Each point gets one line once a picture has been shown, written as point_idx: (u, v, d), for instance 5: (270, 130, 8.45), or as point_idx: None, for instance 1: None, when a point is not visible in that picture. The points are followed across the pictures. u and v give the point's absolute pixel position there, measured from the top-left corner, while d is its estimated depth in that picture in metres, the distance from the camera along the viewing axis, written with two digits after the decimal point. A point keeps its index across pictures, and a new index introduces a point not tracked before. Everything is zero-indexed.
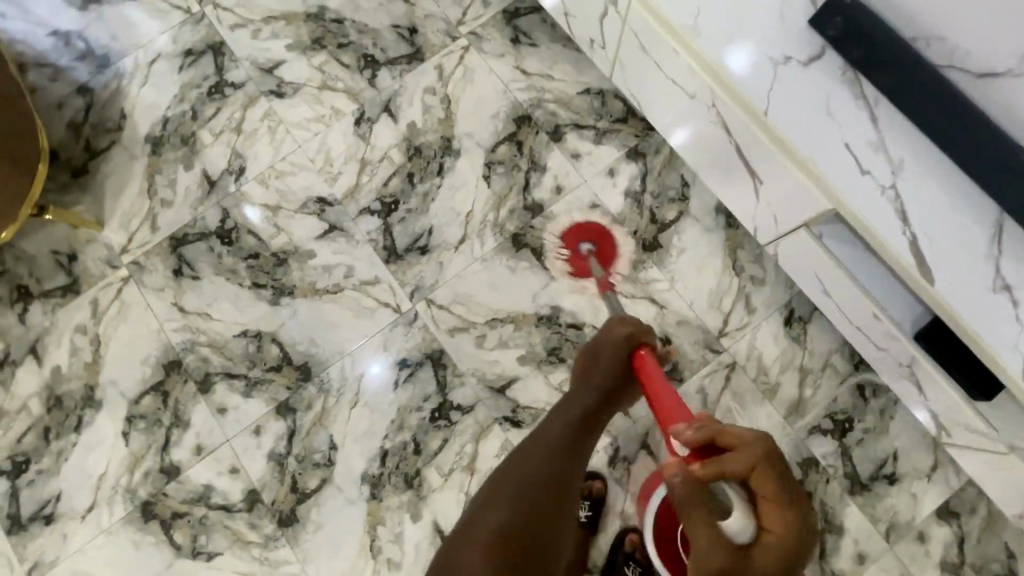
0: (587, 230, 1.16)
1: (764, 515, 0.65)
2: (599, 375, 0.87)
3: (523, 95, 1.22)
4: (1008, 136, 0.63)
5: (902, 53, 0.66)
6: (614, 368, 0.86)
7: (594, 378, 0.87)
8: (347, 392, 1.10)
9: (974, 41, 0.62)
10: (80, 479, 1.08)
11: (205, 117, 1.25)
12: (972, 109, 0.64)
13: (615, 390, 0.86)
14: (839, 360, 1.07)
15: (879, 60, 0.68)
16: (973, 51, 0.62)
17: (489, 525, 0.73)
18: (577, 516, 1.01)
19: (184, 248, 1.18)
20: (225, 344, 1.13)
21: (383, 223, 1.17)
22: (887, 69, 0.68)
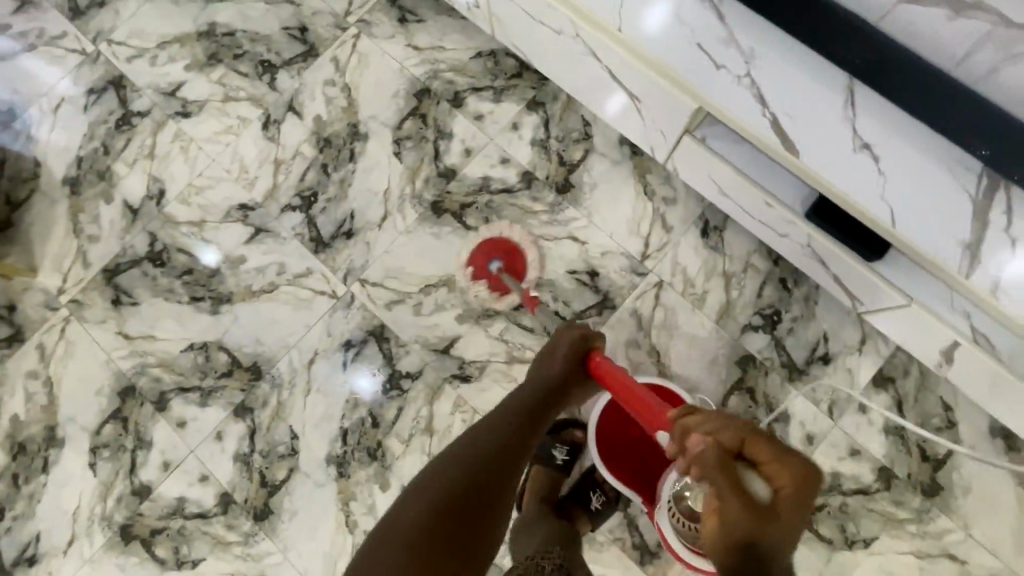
0: (502, 246, 1.15)
1: (778, 477, 0.61)
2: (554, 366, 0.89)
3: (419, 69, 1.26)
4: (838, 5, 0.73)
5: None
6: (567, 365, 0.88)
7: (552, 371, 0.89)
8: (299, 382, 1.12)
9: None
10: (56, 516, 1.10)
11: (117, 149, 1.27)
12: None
13: (567, 384, 0.88)
14: (758, 259, 1.11)
15: None
16: None
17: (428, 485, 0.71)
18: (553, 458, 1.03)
19: (118, 278, 1.20)
20: (174, 361, 1.15)
21: (306, 217, 1.20)
22: None
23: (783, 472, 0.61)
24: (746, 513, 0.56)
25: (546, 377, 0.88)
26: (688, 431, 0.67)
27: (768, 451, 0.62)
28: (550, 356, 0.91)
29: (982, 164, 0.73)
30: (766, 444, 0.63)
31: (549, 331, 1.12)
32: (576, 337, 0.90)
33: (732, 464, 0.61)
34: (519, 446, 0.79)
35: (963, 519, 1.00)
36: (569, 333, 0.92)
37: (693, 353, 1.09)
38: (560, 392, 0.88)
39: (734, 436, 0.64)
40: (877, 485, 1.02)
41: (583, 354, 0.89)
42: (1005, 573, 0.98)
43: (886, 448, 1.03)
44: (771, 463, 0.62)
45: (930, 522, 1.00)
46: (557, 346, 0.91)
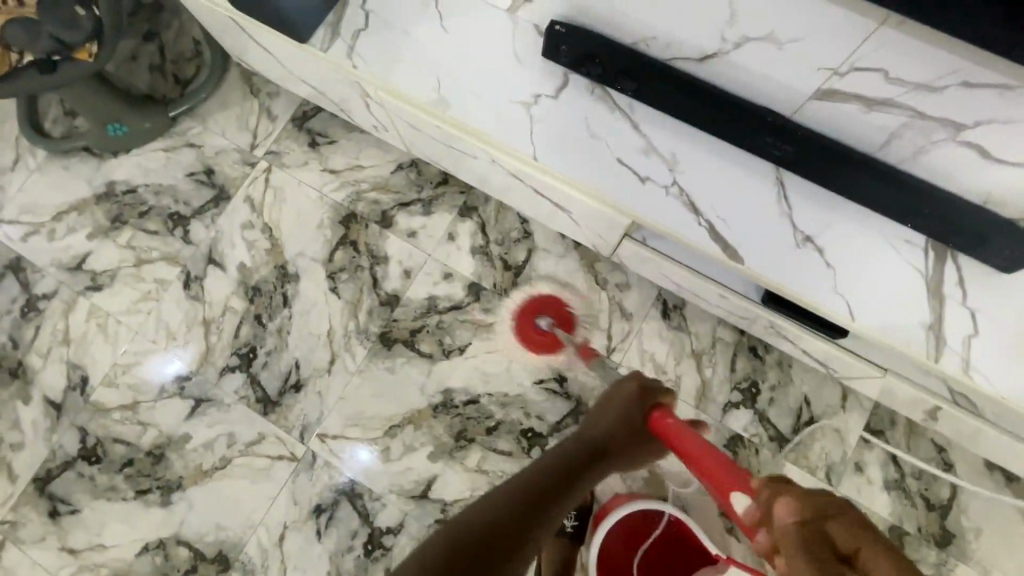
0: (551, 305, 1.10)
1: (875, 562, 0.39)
2: (610, 412, 0.87)
3: (340, 194, 1.19)
4: (756, 105, 0.69)
5: (631, 63, 0.70)
6: (626, 427, 0.84)
7: (610, 412, 0.87)
8: (273, 563, 1.03)
9: (679, 33, 0.66)
10: None
11: (27, 340, 1.16)
12: (708, 87, 0.70)
13: (616, 445, 0.84)
14: (724, 330, 1.08)
15: (616, 71, 0.72)
16: (684, 41, 0.67)
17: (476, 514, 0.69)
18: (563, 526, 0.99)
19: (51, 485, 1.09)
20: (130, 568, 1.04)
21: (248, 376, 1.12)
22: (626, 78, 0.72)
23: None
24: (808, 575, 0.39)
25: (611, 418, 0.86)
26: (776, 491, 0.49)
27: (852, 532, 0.42)
28: (611, 400, 0.89)
29: (925, 239, 0.69)
30: (859, 527, 0.42)
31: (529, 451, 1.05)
32: (636, 390, 0.88)
33: (814, 554, 0.41)
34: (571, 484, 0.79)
35: (980, 563, 0.97)
36: (632, 399, 0.86)
37: None
38: (618, 450, 0.85)
39: (812, 510, 0.45)
40: None
41: (643, 409, 0.85)
42: None
43: (891, 505, 0.99)
44: (868, 544, 0.41)
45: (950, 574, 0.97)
46: (619, 393, 0.89)
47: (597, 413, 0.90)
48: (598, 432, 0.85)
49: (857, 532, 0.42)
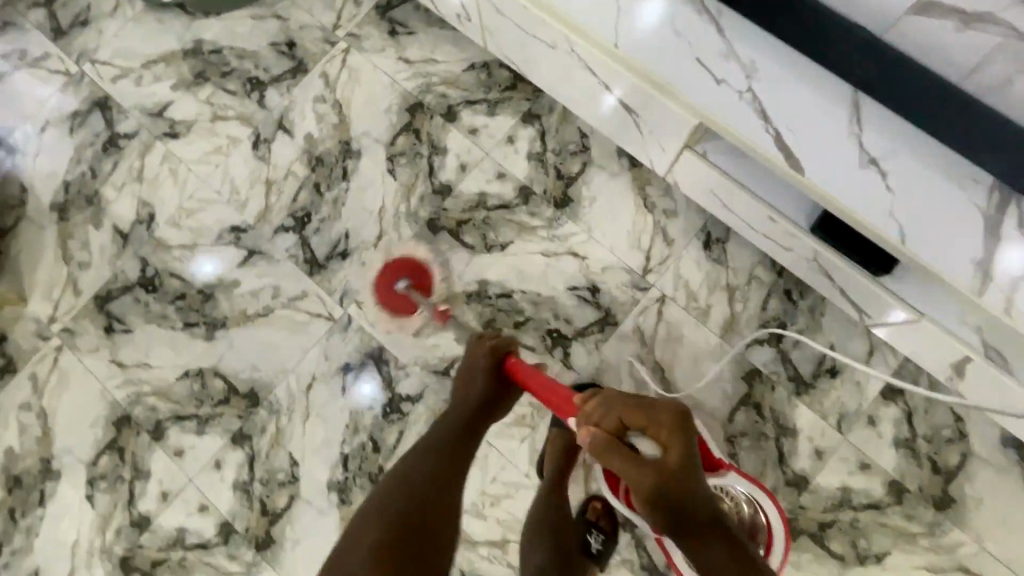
0: (408, 265, 1.13)
1: (665, 438, 0.68)
2: (475, 389, 0.90)
3: (411, 83, 1.23)
4: (848, 20, 0.71)
5: None
6: (487, 379, 0.89)
7: (475, 388, 0.90)
8: (298, 408, 1.10)
9: None
10: (55, 548, 1.09)
11: (105, 173, 1.24)
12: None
13: (489, 400, 0.89)
14: (762, 270, 1.09)
15: None
16: None
17: (380, 510, 0.78)
18: None
19: (110, 305, 1.18)
20: (170, 388, 1.13)
21: (299, 238, 1.18)
22: None
23: (658, 424, 0.69)
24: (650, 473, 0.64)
25: (472, 391, 0.90)
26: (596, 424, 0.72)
27: (640, 413, 0.70)
28: (469, 375, 0.91)
29: (991, 177, 0.71)
30: (635, 403, 0.72)
31: (552, 349, 1.09)
32: (488, 349, 0.91)
33: (606, 443, 0.67)
34: (463, 448, 0.87)
35: (975, 532, 0.98)
36: (482, 347, 0.92)
37: (698, 368, 1.07)
38: (490, 405, 0.89)
39: (612, 420, 0.71)
40: (888, 499, 1.00)
41: (495, 361, 0.89)
42: None
43: (897, 461, 1.01)
44: (646, 417, 0.70)
45: (943, 536, 0.98)
46: (472, 363, 0.92)
47: (463, 381, 0.92)
48: (466, 409, 0.89)
49: (648, 416, 0.70)
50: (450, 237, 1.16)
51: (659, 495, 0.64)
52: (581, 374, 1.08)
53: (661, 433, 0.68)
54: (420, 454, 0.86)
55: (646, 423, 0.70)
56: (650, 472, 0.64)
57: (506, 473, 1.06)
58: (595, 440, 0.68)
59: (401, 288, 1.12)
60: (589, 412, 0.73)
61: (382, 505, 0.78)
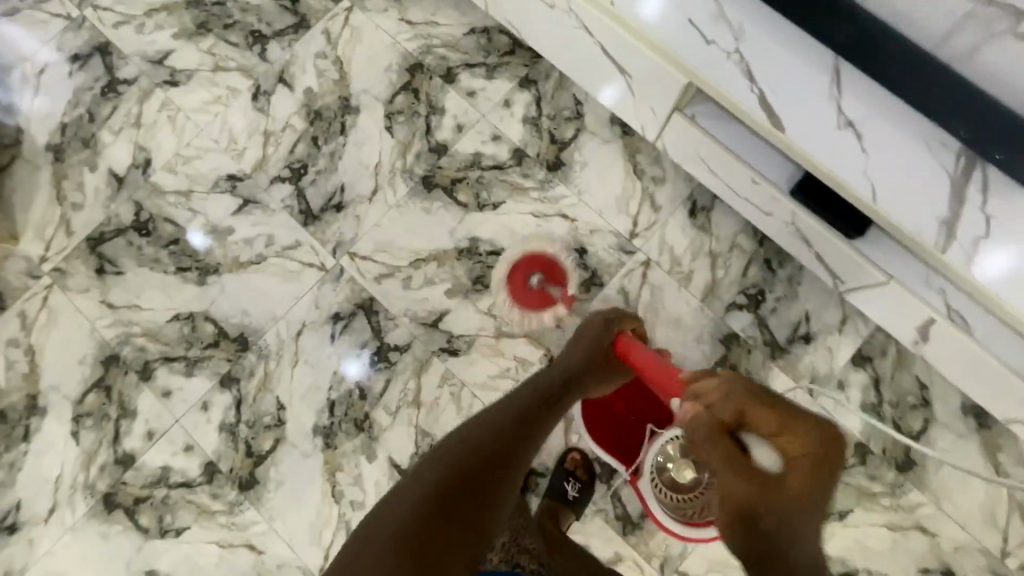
0: (539, 262, 1.13)
1: (797, 450, 0.76)
2: (574, 360, 0.91)
3: (412, 44, 1.25)
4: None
5: None
6: (591, 358, 0.91)
7: (579, 354, 0.92)
8: (287, 354, 1.12)
9: None
10: (38, 483, 1.09)
11: (102, 117, 1.25)
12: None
13: (587, 376, 0.90)
14: (743, 239, 1.13)
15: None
16: None
17: (451, 454, 0.76)
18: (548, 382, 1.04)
19: (103, 247, 1.19)
20: (160, 330, 1.14)
21: (295, 189, 1.20)
22: None
23: (796, 441, 0.76)
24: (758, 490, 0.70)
25: (578, 355, 0.92)
26: (715, 415, 0.77)
27: (769, 415, 0.77)
28: (577, 341, 0.94)
29: (959, 144, 0.74)
30: (769, 406, 0.78)
31: (538, 307, 1.12)
32: (596, 325, 0.94)
33: (721, 433, 0.75)
34: (557, 396, 0.87)
35: (933, 493, 1.03)
36: (591, 331, 0.93)
37: (678, 329, 1.10)
38: (586, 381, 0.91)
39: (730, 411, 0.77)
40: (853, 460, 1.04)
41: (608, 338, 0.92)
42: (973, 547, 1.01)
43: (863, 425, 1.05)
44: (774, 424, 0.77)
45: (903, 496, 1.03)
46: (589, 327, 0.95)
47: (567, 349, 0.94)
48: (564, 372, 0.90)
49: (780, 429, 0.77)
50: (443, 194, 1.18)
51: (750, 513, 0.69)
52: (566, 331, 1.11)
53: (796, 455, 0.75)
54: (501, 408, 0.85)
55: (775, 433, 0.77)
56: (753, 487, 0.70)
57: None
58: (711, 419, 0.76)
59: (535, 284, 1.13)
60: (715, 394, 0.78)
61: (451, 453, 0.77)
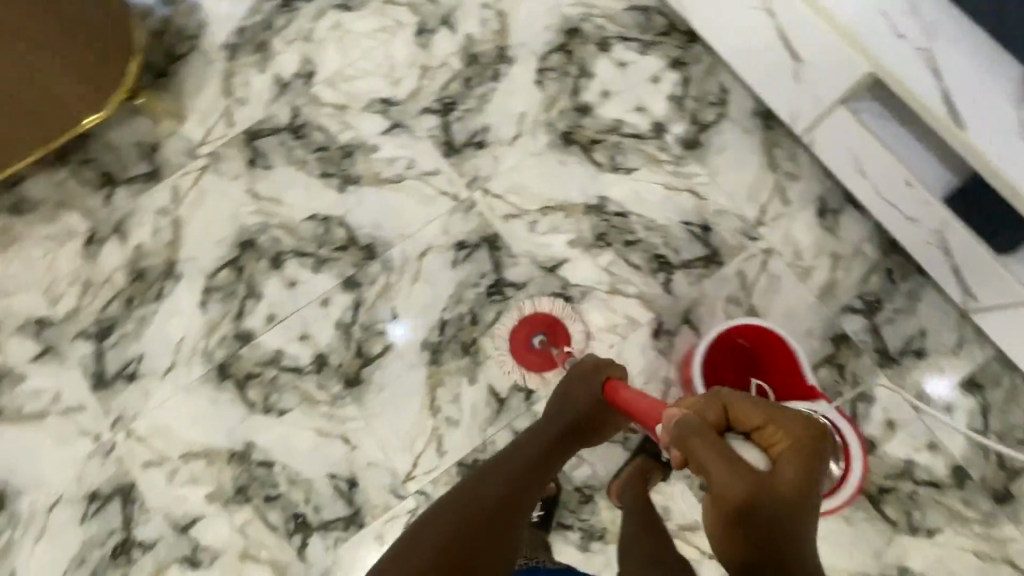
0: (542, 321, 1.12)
1: (776, 441, 0.59)
2: (575, 405, 0.93)
3: (574, 10, 1.31)
4: None
5: None
6: (590, 401, 0.92)
7: (575, 403, 0.93)
8: (410, 269, 1.18)
9: None
10: (163, 341, 1.17)
11: (278, 26, 1.34)
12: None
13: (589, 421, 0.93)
14: (869, 247, 1.15)
15: None
16: None
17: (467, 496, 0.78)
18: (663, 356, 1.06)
19: (258, 142, 1.27)
20: (296, 226, 1.22)
21: (442, 122, 1.26)
22: None
23: (783, 429, 0.59)
24: (775, 490, 0.54)
25: (574, 406, 0.94)
26: (707, 417, 0.63)
27: (754, 411, 0.61)
28: (571, 386, 0.95)
29: None
30: (756, 403, 0.61)
31: (654, 273, 1.16)
32: (591, 365, 0.95)
33: (705, 430, 0.60)
34: (553, 445, 0.91)
35: None
36: (586, 371, 0.95)
37: (789, 320, 1.12)
38: (587, 426, 0.93)
39: (716, 412, 0.63)
40: (948, 480, 1.04)
41: (598, 381, 0.93)
42: None
43: (965, 448, 1.05)
44: (765, 423, 0.60)
45: (995, 526, 1.02)
46: (576, 374, 0.96)
47: (563, 392, 0.96)
48: (562, 420, 0.93)
49: (765, 417, 0.60)
50: (580, 152, 1.23)
51: (748, 510, 0.54)
52: (679, 301, 1.14)
53: (784, 449, 0.58)
54: (512, 458, 0.87)
55: (759, 430, 0.60)
56: (748, 480, 0.55)
57: None
58: (693, 421, 0.61)
59: (539, 343, 1.12)
60: (698, 398, 0.66)
61: (472, 493, 0.79)
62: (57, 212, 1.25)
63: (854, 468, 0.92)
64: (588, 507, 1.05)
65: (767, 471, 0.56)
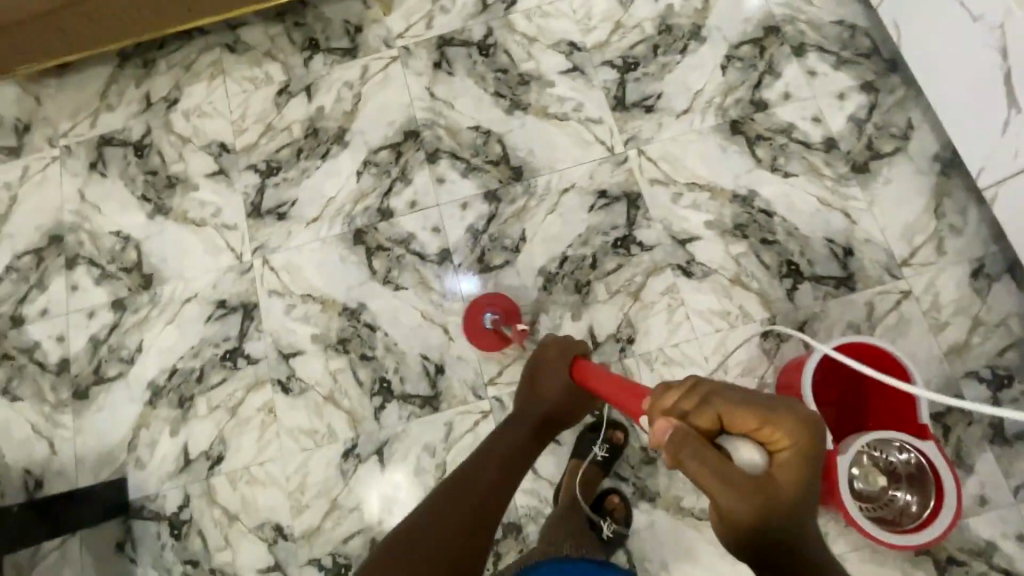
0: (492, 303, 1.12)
1: (777, 443, 0.50)
2: (553, 390, 0.94)
3: (780, 9, 1.32)
4: None
5: None
6: (564, 384, 0.93)
7: (545, 395, 0.94)
8: (548, 200, 1.24)
9: None
10: (316, 195, 1.29)
11: None
12: None
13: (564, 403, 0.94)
14: (1016, 323, 1.09)
15: None
16: None
17: (453, 487, 0.78)
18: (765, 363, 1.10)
19: (448, 48, 1.37)
20: (459, 131, 1.30)
21: (619, 78, 1.31)
22: None
23: (784, 432, 0.49)
24: (775, 503, 0.48)
25: (548, 391, 0.94)
26: (695, 424, 0.52)
27: (746, 414, 0.50)
28: (544, 370, 0.95)
29: None
30: (750, 402, 0.51)
31: (781, 277, 1.15)
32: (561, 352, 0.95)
33: (700, 447, 0.49)
34: (526, 436, 0.91)
35: None
36: (555, 355, 0.95)
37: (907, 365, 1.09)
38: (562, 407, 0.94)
39: (707, 417, 0.52)
40: None
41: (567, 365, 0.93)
42: None
43: None
44: (761, 424, 0.50)
45: None
46: (543, 360, 0.96)
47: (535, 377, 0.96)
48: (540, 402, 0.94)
49: (761, 418, 0.50)
50: (744, 143, 1.24)
51: (751, 523, 0.49)
52: (799, 310, 1.13)
53: (782, 452, 0.49)
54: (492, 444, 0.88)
55: (755, 434, 0.50)
56: (752, 500, 0.48)
57: (687, 346, 1.13)
58: (682, 436, 0.50)
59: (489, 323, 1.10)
60: (680, 402, 0.54)
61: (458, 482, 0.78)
62: (262, 59, 1.40)
63: (946, 508, 0.87)
64: (648, 468, 1.08)
65: (766, 480, 0.49)
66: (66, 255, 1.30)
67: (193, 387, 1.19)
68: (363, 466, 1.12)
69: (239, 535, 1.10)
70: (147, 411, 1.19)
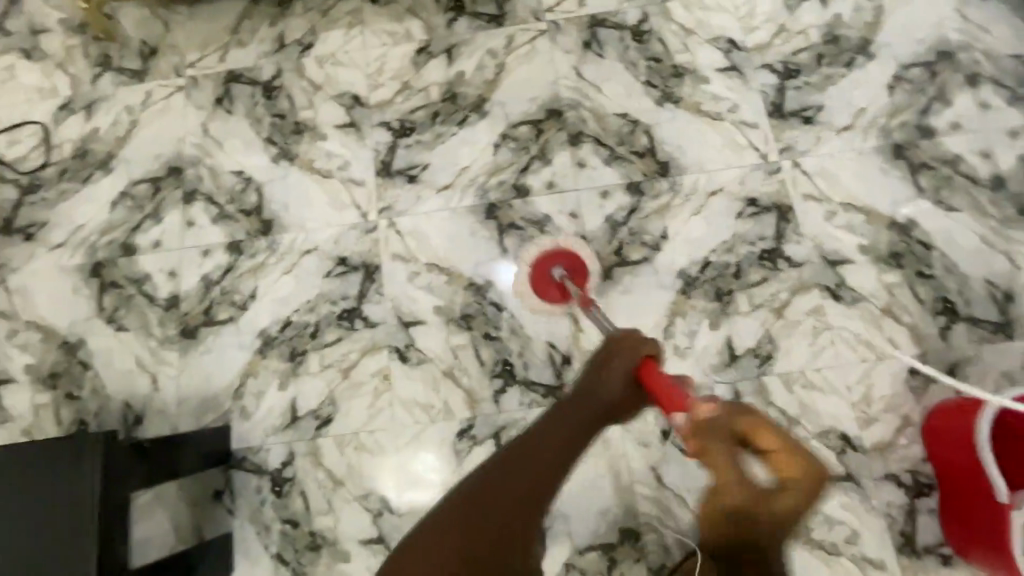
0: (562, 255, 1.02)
1: (788, 471, 0.56)
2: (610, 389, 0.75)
3: (955, 35, 1.25)
4: None
5: None
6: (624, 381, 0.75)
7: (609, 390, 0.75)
8: (694, 200, 1.19)
9: None
10: (449, 162, 1.24)
11: None
12: None
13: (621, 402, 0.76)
14: None
15: None
16: None
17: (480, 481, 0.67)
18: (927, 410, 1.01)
19: (599, 29, 1.31)
20: (605, 116, 1.25)
21: (779, 84, 1.25)
22: None
23: (795, 464, 0.55)
24: (765, 511, 0.56)
25: (604, 390, 0.76)
26: (729, 424, 0.60)
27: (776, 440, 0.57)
28: (606, 367, 0.76)
29: None
30: (782, 435, 0.57)
31: (936, 314, 1.10)
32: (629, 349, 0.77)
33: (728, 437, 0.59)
34: (579, 427, 0.73)
35: None
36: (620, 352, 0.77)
37: None
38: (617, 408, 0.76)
39: (744, 425, 0.59)
40: None
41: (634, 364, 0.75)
42: None
43: None
44: (781, 453, 0.56)
45: None
46: (608, 353, 0.77)
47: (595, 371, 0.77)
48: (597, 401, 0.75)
49: (784, 451, 0.56)
50: (906, 169, 1.18)
51: (741, 516, 0.57)
52: (951, 351, 1.08)
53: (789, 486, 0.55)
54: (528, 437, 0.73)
55: (771, 457, 0.57)
56: (745, 493, 0.56)
57: (830, 371, 1.08)
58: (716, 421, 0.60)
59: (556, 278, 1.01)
60: (725, 405, 0.62)
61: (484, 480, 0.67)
62: (404, 15, 1.35)
63: None
64: None
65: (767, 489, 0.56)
66: (185, 189, 1.26)
67: (306, 342, 1.15)
68: (479, 448, 1.08)
69: (343, 502, 1.07)
70: (256, 360, 1.15)
